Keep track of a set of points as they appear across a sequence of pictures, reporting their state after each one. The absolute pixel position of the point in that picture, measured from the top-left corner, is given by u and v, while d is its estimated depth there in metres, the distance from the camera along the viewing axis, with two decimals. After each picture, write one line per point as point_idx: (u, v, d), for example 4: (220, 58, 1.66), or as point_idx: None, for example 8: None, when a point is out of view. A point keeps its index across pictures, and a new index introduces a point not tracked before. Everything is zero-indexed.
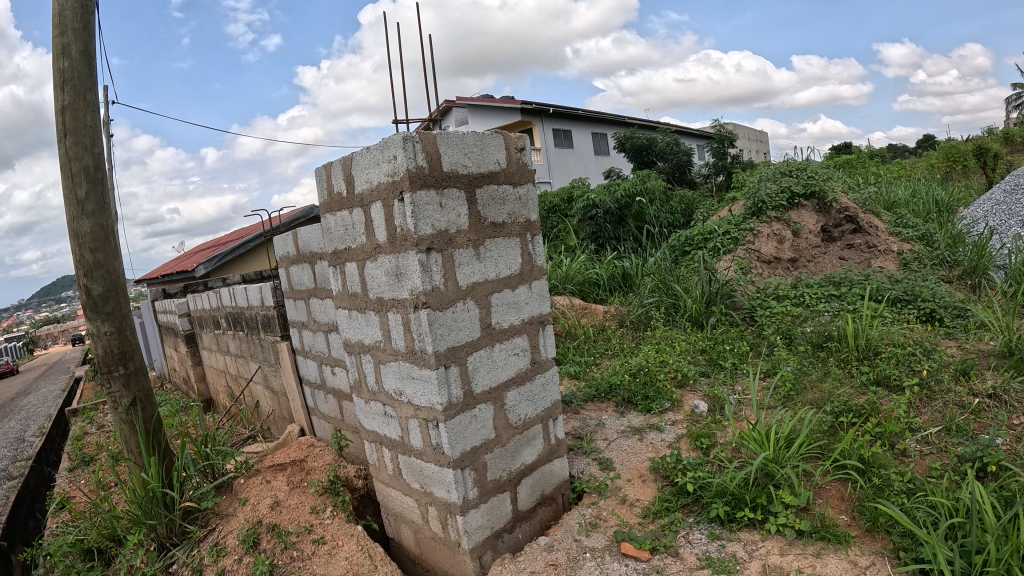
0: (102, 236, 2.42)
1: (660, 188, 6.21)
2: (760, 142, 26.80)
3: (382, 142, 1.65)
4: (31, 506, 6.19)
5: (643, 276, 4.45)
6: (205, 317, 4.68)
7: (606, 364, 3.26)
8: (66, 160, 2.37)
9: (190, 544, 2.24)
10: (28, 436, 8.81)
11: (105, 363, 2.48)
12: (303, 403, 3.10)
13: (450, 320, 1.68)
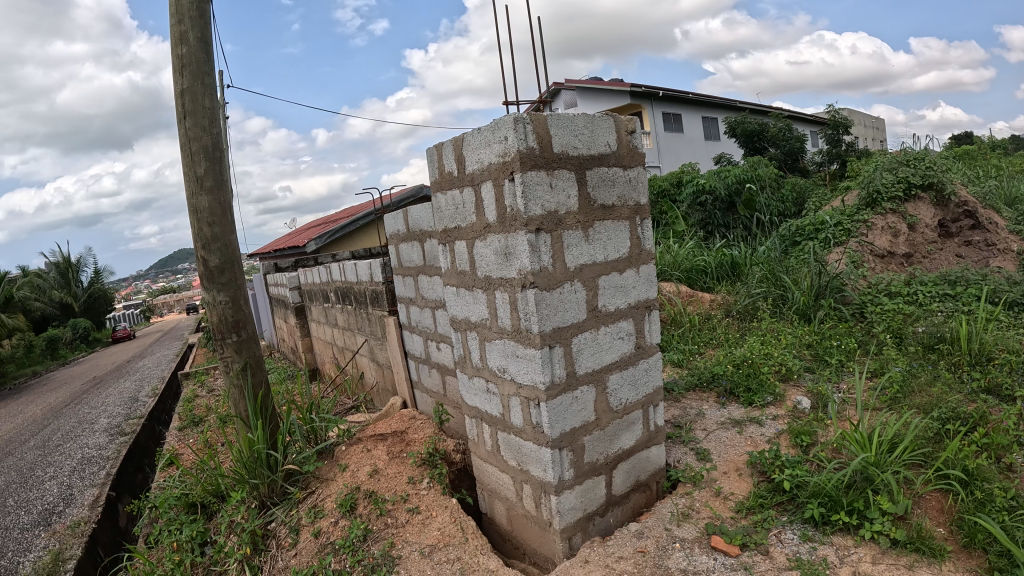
0: (219, 211, 2.55)
1: (771, 176, 6.03)
2: (876, 129, 25.52)
3: (493, 123, 1.66)
4: (144, 460, 6.65)
5: (752, 266, 4.35)
6: (315, 291, 4.87)
7: (710, 354, 3.21)
8: (186, 140, 2.51)
9: (289, 504, 2.36)
10: (143, 396, 9.42)
11: (220, 330, 2.62)
12: (406, 377, 3.20)
13: (557, 300, 1.68)
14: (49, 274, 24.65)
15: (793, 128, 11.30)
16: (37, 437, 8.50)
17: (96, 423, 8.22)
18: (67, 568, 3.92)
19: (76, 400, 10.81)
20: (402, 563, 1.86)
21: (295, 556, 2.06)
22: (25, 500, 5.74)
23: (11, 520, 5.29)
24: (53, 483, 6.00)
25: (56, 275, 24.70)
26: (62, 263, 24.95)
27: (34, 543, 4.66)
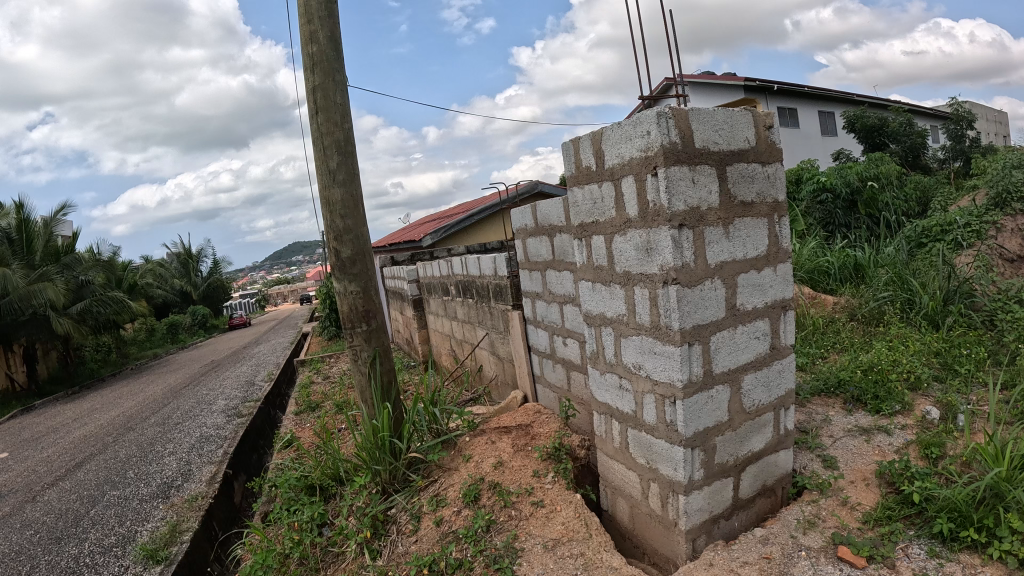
0: (351, 204, 2.66)
1: (894, 173, 5.76)
2: (998, 124, 23.84)
3: (635, 118, 1.69)
4: (258, 442, 7.00)
5: (877, 268, 4.16)
6: (434, 284, 5.01)
7: (834, 358, 3.10)
8: (319, 135, 2.61)
9: (411, 491, 2.44)
10: (259, 381, 9.91)
11: (351, 319, 2.75)
12: (528, 372, 3.26)
13: (697, 297, 1.69)
14: (171, 264, 26.30)
15: (915, 123, 10.78)
16: (159, 414, 9.10)
17: (213, 403, 8.72)
18: (184, 539, 4.20)
19: (195, 381, 11.50)
20: (525, 554, 1.89)
21: (417, 542, 2.13)
22: (147, 472, 6.16)
23: (133, 490, 5.69)
24: (172, 458, 6.41)
25: (177, 265, 26.30)
26: (183, 254, 26.55)
27: (154, 513, 5.00)
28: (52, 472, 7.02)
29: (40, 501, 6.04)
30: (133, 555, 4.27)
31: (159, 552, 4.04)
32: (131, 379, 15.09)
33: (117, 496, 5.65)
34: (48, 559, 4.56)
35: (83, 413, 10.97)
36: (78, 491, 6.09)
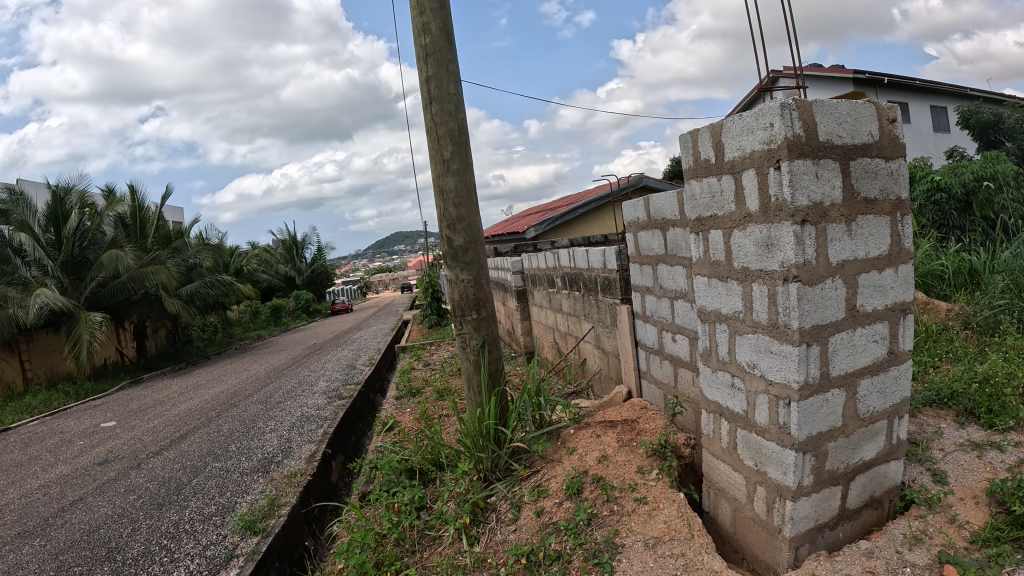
0: (463, 192, 2.99)
1: (1012, 172, 5.41)
2: None
3: (758, 110, 1.79)
4: (356, 424, 7.28)
5: (994, 273, 3.92)
6: (540, 275, 5.42)
7: (946, 368, 2.94)
8: (434, 125, 2.96)
9: (513, 481, 2.73)
10: (359, 364, 10.32)
11: (462, 307, 3.09)
12: (634, 366, 3.47)
13: (818, 297, 1.75)
14: (278, 250, 27.69)
15: None
16: (261, 391, 9.57)
17: (314, 384, 9.12)
18: (281, 512, 4.41)
19: (296, 363, 12.01)
20: (624, 550, 2.04)
21: (515, 530, 2.38)
22: (248, 447, 6.47)
23: (234, 463, 5.99)
24: (274, 435, 6.71)
25: (282, 251, 27.66)
26: (289, 241, 27.87)
27: (253, 486, 5.26)
28: (159, 442, 7.48)
29: (146, 468, 6.45)
30: (231, 525, 4.51)
31: (257, 524, 4.27)
32: (235, 358, 15.92)
33: (221, 468, 5.95)
34: (151, 523, 4.86)
35: (190, 387, 11.65)
36: (182, 461, 6.46)
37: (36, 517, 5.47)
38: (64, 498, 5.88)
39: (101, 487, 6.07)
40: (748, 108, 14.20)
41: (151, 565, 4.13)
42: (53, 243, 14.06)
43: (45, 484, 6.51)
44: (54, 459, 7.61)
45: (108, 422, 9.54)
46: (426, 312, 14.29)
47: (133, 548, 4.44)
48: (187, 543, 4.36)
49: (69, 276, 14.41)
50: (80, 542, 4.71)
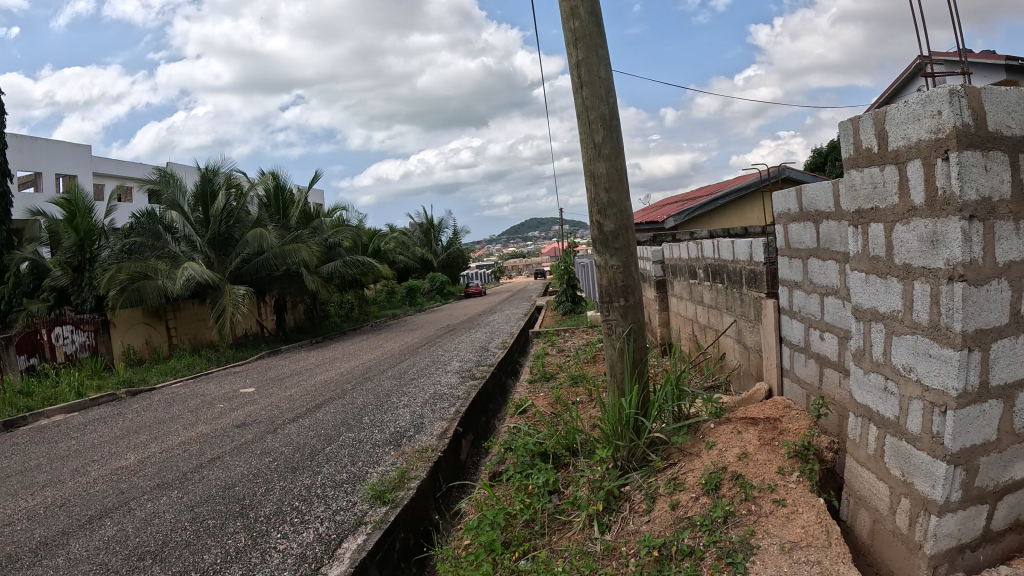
0: (612, 174, 3.80)
1: None
2: None
3: (925, 98, 1.82)
4: (488, 406, 7.62)
5: None
6: (681, 267, 6.09)
7: None
8: (587, 108, 3.80)
9: (648, 471, 3.44)
10: (492, 350, 10.81)
11: (610, 295, 3.93)
12: (777, 364, 3.80)
13: (983, 299, 1.77)
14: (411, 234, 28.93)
15: None
16: (394, 367, 10.20)
17: (446, 365, 9.61)
18: (410, 485, 4.72)
19: (429, 342, 12.76)
20: (760, 553, 2.47)
21: (648, 522, 3.01)
22: (381, 420, 6.79)
23: (367, 434, 6.33)
24: (407, 410, 7.07)
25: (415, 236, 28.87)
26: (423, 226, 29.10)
27: (384, 458, 5.57)
28: (295, 409, 7.94)
29: (281, 433, 6.89)
30: (361, 494, 4.81)
31: (387, 494, 4.58)
32: (369, 335, 16.86)
33: (356, 437, 6.31)
34: (284, 484, 5.20)
35: (329, 359, 12.48)
36: (317, 428, 6.85)
37: (177, 470, 5.97)
38: (204, 455, 6.38)
39: (238, 447, 6.54)
40: (894, 95, 13.38)
41: (282, 524, 4.43)
42: (201, 221, 15.45)
43: (190, 440, 7.08)
44: (197, 419, 8.27)
45: (248, 387, 10.28)
46: (560, 299, 15.16)
47: (266, 506, 4.77)
48: (317, 507, 4.67)
49: (216, 251, 15.65)
50: (216, 496, 5.11)
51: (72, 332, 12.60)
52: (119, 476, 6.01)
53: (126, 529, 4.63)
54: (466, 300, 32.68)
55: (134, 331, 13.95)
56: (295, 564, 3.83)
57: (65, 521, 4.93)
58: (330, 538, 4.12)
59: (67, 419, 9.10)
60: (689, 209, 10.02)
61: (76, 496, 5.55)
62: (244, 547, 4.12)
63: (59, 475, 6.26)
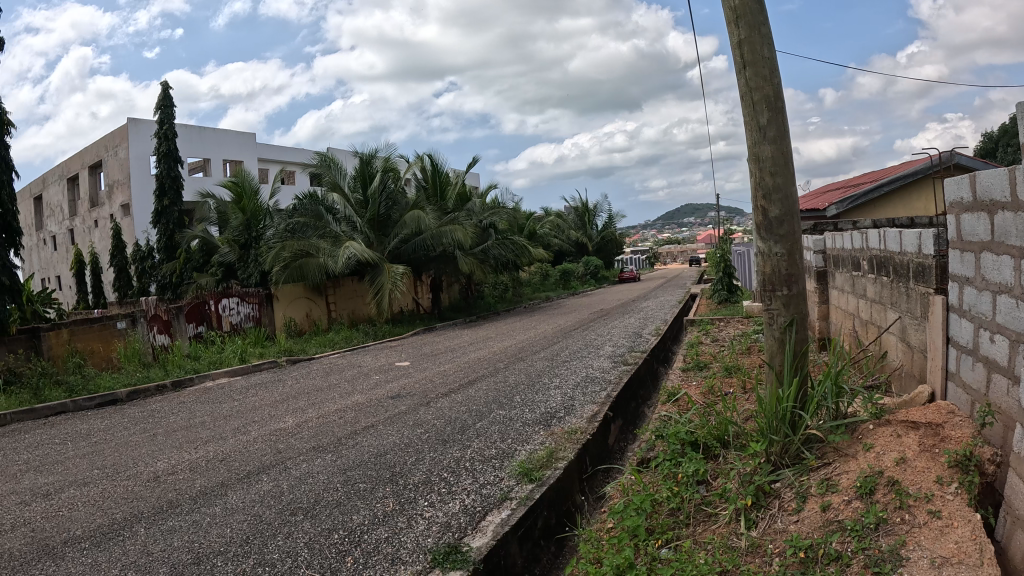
0: (777, 158, 3.85)
1: None
2: None
3: None
4: (638, 392, 7.88)
5: None
6: (844, 258, 5.75)
7: None
8: (750, 89, 3.88)
9: (802, 469, 3.47)
10: (643, 338, 10.78)
11: (774, 285, 3.94)
12: (943, 367, 3.51)
13: None
14: None
15: None
16: (544, 350, 10.44)
17: (595, 352, 9.75)
18: (557, 465, 4.95)
19: (582, 326, 13.16)
20: (908, 566, 2.45)
21: (797, 522, 3.07)
22: (532, 400, 7.17)
23: (517, 413, 6.65)
24: (557, 391, 7.46)
25: None
26: None
27: (534, 436, 5.87)
28: (448, 384, 8.37)
29: (433, 406, 7.22)
30: (508, 470, 5.05)
31: (533, 472, 4.81)
32: (521, 316, 17.19)
33: (508, 415, 6.66)
34: (434, 455, 5.48)
35: (479, 338, 12.88)
36: (469, 404, 7.19)
37: (332, 435, 6.39)
38: (358, 423, 6.79)
39: (391, 418, 6.89)
40: None
41: (429, 493, 4.67)
42: (361, 202, 16.37)
43: (346, 408, 7.57)
44: (353, 388, 8.80)
45: (402, 361, 10.85)
46: (715, 287, 14.68)
47: (415, 474, 5.04)
48: (464, 479, 4.91)
49: (377, 232, 16.53)
50: (367, 462, 5.43)
51: (238, 303, 13.67)
52: (277, 437, 6.52)
53: (280, 485, 5.03)
54: (617, 286, 32.56)
55: (296, 306, 15.02)
56: (439, 532, 4.04)
57: (227, 473, 5.45)
58: (474, 510, 4.33)
59: (232, 382, 9.98)
60: (853, 196, 9.54)
61: (238, 451, 6.09)
62: (391, 511, 4.38)
63: (223, 433, 6.88)
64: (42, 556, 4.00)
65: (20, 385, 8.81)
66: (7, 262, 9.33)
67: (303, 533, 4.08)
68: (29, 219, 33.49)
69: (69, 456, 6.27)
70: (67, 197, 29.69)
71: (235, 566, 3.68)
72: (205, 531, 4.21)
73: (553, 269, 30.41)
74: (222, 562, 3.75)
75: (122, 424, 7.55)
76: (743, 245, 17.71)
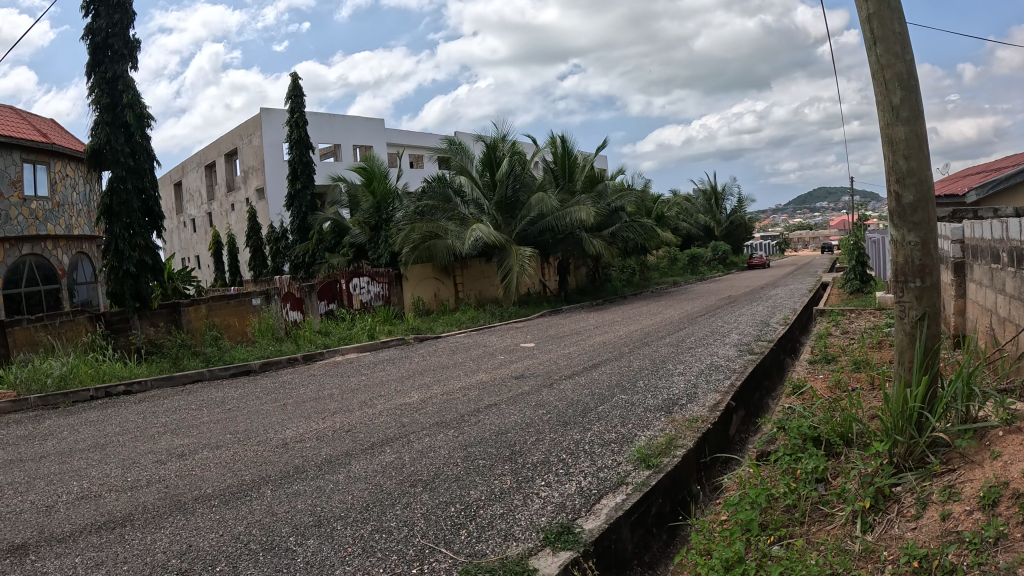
0: (911, 140, 3.59)
1: None
2: None
3: None
4: (763, 382, 7.61)
5: None
6: (983, 249, 5.31)
7: None
8: (882, 67, 3.62)
9: (924, 474, 3.25)
10: (774, 325, 10.51)
11: (907, 276, 3.67)
12: None
13: None
14: None
15: None
16: (672, 336, 10.30)
17: (725, 339, 9.57)
18: (676, 452, 4.90)
19: (709, 313, 12.83)
20: None
21: (914, 529, 2.92)
22: (655, 386, 7.11)
23: (639, 398, 6.62)
24: (680, 378, 7.36)
25: None
26: None
27: (654, 423, 5.83)
28: (572, 366, 8.46)
29: (557, 388, 7.32)
30: (627, 454, 5.06)
31: (651, 459, 4.78)
32: (646, 301, 16.97)
33: (629, 399, 6.65)
34: (554, 436, 5.56)
35: (603, 322, 12.85)
36: (592, 387, 7.23)
37: (455, 412, 6.61)
38: (482, 401, 6.98)
39: (515, 397, 7.05)
40: None
41: (547, 473, 4.76)
42: (488, 184, 16.67)
43: (471, 386, 7.80)
44: (477, 367, 9.05)
45: (527, 342, 11.01)
46: (848, 276, 13.88)
47: (534, 454, 5.14)
48: (582, 462, 4.96)
49: (503, 214, 16.79)
50: (488, 440, 5.58)
51: (369, 283, 14.31)
52: (402, 411, 6.81)
53: (402, 458, 5.26)
54: (746, 272, 31.52)
55: (425, 285, 15.57)
56: (554, 511, 4.11)
57: (352, 443, 5.76)
58: (590, 493, 4.37)
59: (361, 357, 10.50)
60: (994, 181, 8.81)
61: (363, 423, 6.41)
62: (508, 488, 4.49)
63: (350, 405, 7.27)
64: (176, 509, 4.41)
65: (161, 355, 9.63)
66: (148, 241, 10.20)
67: (421, 504, 4.27)
68: (172, 203, 36.23)
69: (204, 421, 6.82)
70: (207, 182, 31.88)
71: (355, 531, 3.91)
72: (328, 496, 4.49)
73: (680, 253, 29.79)
74: (341, 526, 3.98)
75: (255, 393, 8.12)
76: (880, 232, 16.66)
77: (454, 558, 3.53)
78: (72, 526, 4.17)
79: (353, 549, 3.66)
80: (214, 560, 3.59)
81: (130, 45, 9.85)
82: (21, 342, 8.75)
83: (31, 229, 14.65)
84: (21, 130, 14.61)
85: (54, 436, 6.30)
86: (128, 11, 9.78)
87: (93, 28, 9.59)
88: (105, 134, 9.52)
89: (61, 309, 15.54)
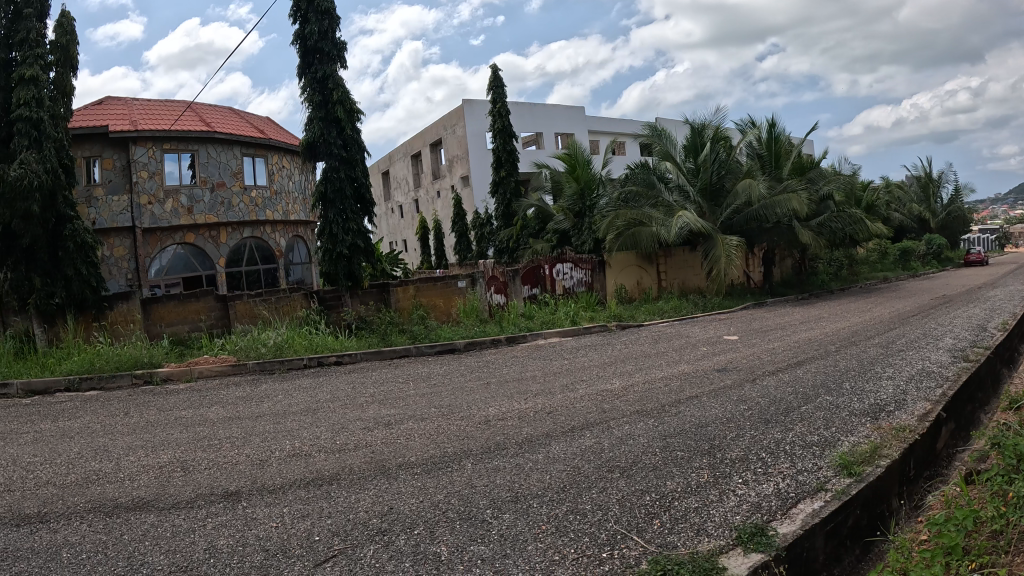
0: None
1: None
2: None
3: None
4: (978, 394, 6.77)
5: None
6: None
7: None
8: None
9: None
10: (993, 329, 9.39)
11: None
12: None
13: None
14: None
15: None
16: (882, 336, 9.48)
17: (941, 341, 8.69)
18: (882, 462, 4.50)
19: (926, 312, 11.63)
20: None
21: None
22: (863, 389, 6.56)
23: (847, 401, 6.16)
24: (891, 382, 6.73)
25: None
26: None
27: (859, 428, 5.39)
28: (776, 362, 8.04)
29: (759, 384, 7.03)
30: (829, 460, 4.73)
31: (854, 466, 4.42)
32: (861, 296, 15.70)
33: (833, 401, 6.20)
34: (755, 434, 5.34)
35: (811, 317, 12.10)
36: (796, 385, 6.84)
37: (657, 401, 6.55)
38: (682, 392, 6.85)
39: (716, 391, 6.84)
40: None
41: (745, 471, 4.58)
42: (691, 171, 16.23)
43: (671, 376, 7.67)
44: (680, 357, 8.90)
45: (732, 335, 10.61)
46: None
47: (733, 450, 4.97)
48: (782, 462, 4.73)
49: (708, 201, 16.26)
50: (687, 432, 5.47)
51: (572, 269, 14.55)
52: (604, 397, 6.86)
53: (602, 443, 5.32)
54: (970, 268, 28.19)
55: (626, 274, 15.53)
56: (749, 511, 3.95)
57: (552, 425, 5.90)
58: (787, 496, 4.15)
59: (563, 342, 10.71)
60: None
61: (565, 407, 6.54)
62: (705, 483, 4.38)
63: (552, 388, 7.44)
64: (383, 473, 4.82)
65: (371, 331, 10.46)
66: (360, 226, 11.13)
67: (616, 490, 4.29)
68: (380, 191, 39.08)
69: (411, 394, 7.35)
70: (411, 171, 33.95)
71: (550, 510, 4.02)
72: (526, 474, 4.66)
73: (892, 245, 27.18)
74: (536, 504, 4.12)
75: (459, 371, 8.62)
76: None
77: (644, 547, 3.52)
78: (282, 480, 4.70)
79: (546, 527, 3.77)
80: (413, 524, 3.87)
81: (337, 46, 10.74)
82: (242, 314, 10.03)
83: (251, 215, 16.56)
84: (240, 128, 16.58)
85: (270, 399, 7.11)
86: (334, 17, 10.68)
87: (305, 33, 10.49)
88: (319, 128, 10.53)
89: (278, 286, 17.26)
